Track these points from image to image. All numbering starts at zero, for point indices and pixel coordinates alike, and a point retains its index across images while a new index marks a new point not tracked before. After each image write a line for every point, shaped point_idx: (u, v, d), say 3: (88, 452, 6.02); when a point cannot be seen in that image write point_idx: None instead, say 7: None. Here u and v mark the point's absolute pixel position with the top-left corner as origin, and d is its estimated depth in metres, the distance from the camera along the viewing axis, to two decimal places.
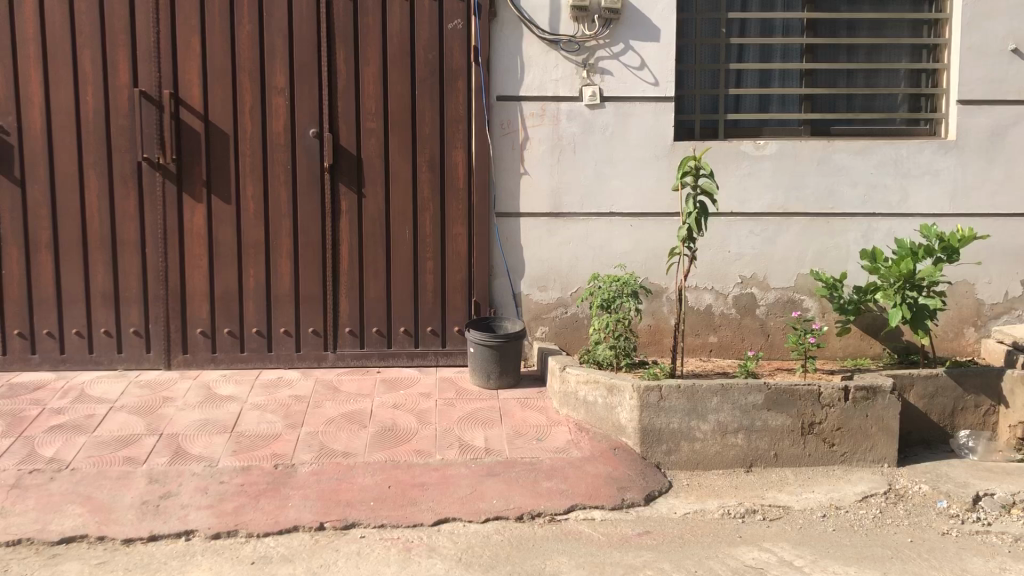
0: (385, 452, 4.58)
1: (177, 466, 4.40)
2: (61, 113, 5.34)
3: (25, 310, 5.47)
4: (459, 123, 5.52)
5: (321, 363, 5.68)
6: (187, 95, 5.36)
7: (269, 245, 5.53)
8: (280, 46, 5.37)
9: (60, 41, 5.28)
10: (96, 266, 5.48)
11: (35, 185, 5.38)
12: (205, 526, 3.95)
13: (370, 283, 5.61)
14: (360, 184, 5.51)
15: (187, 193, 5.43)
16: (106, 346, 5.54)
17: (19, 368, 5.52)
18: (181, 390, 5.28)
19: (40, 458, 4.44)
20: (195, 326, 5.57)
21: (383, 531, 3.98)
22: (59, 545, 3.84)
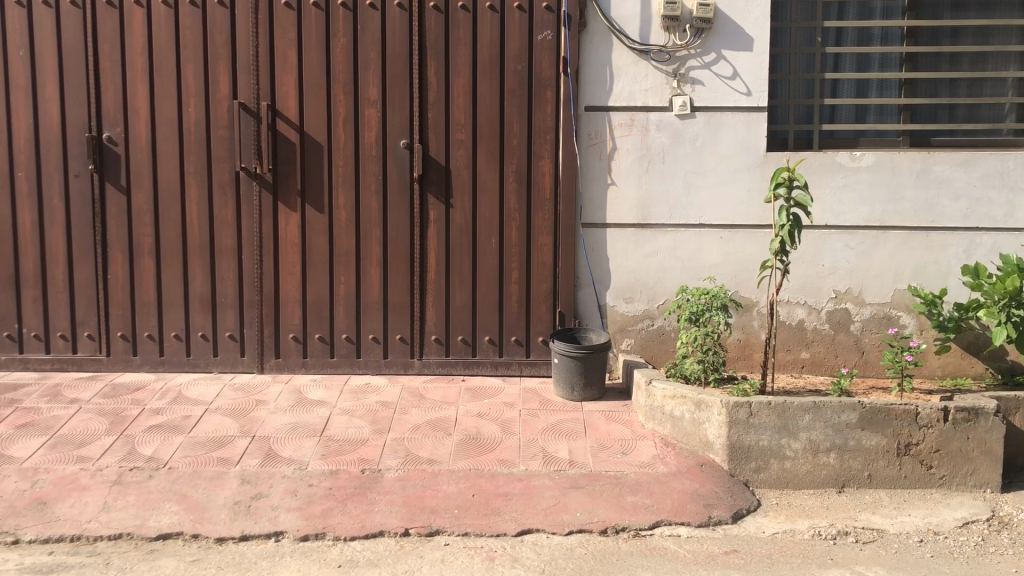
0: (469, 460, 4.61)
1: (268, 468, 4.51)
2: (165, 124, 5.55)
3: (129, 313, 5.70)
4: (548, 132, 5.52)
5: (407, 370, 5.75)
6: (284, 107, 5.52)
7: (360, 253, 5.63)
8: (373, 58, 5.48)
9: (166, 54, 5.49)
10: (195, 272, 5.66)
11: (140, 192, 5.60)
12: (295, 527, 4.03)
13: (456, 291, 5.66)
14: (447, 194, 5.57)
15: (283, 202, 5.58)
16: (204, 349, 5.73)
17: (121, 368, 5.74)
18: (272, 394, 5.41)
19: (140, 456, 4.61)
20: (288, 332, 5.71)
21: (467, 539, 4.00)
22: (156, 542, 3.97)
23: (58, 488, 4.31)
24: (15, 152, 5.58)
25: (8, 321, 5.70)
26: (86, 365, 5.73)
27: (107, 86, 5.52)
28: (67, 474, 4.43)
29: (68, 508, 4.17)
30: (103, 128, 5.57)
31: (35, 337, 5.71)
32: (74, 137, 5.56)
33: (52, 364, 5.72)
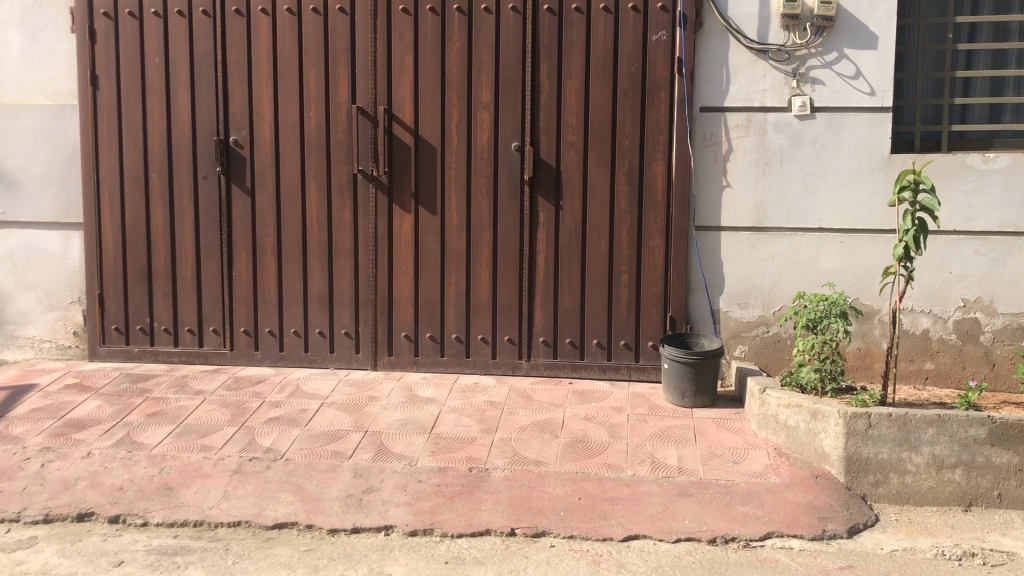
0: (576, 464, 4.59)
1: (379, 463, 4.61)
2: (287, 128, 5.75)
3: (251, 309, 5.92)
4: (661, 133, 5.45)
5: (516, 371, 5.77)
6: (400, 111, 5.64)
7: (471, 255, 5.70)
8: (487, 62, 5.53)
9: (289, 60, 5.69)
10: (313, 271, 5.84)
11: (263, 193, 5.82)
12: (403, 522, 4.12)
13: (565, 293, 5.65)
14: (558, 196, 5.58)
15: (397, 204, 5.71)
16: (320, 345, 5.91)
17: (243, 362, 5.97)
18: (385, 391, 5.53)
19: (259, 447, 4.78)
20: (401, 330, 5.83)
21: (573, 542, 4.00)
22: (273, 530, 4.13)
23: (184, 475, 4.52)
24: (149, 155, 5.88)
25: (141, 315, 6.01)
26: (211, 359, 5.99)
27: (234, 92, 5.76)
28: (192, 461, 4.64)
29: (192, 494, 4.37)
30: (230, 132, 5.81)
31: (165, 331, 6.01)
32: (203, 140, 5.83)
33: (180, 357, 6.01)
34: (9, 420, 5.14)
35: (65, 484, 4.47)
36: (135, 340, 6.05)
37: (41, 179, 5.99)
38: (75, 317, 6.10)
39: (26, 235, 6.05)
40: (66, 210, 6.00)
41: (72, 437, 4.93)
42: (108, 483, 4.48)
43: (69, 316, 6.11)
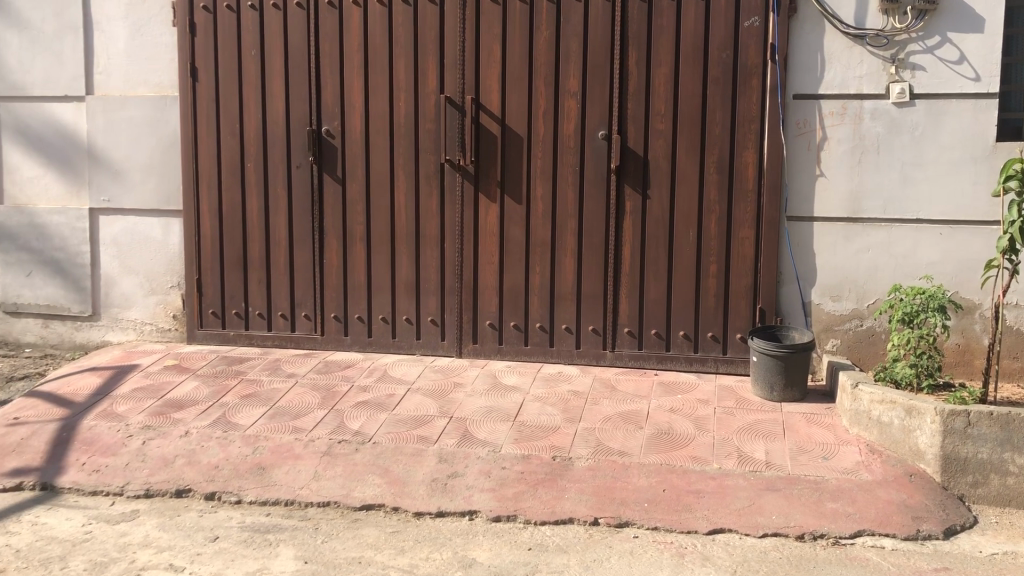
0: (661, 455, 4.54)
1: (464, 449, 4.65)
2: (377, 118, 5.85)
3: (341, 295, 6.05)
4: (753, 121, 5.34)
5: (600, 361, 5.74)
6: (487, 100, 5.67)
7: (556, 244, 5.69)
8: (575, 50, 5.51)
9: (380, 52, 5.79)
10: (401, 259, 5.93)
11: (354, 182, 5.93)
12: (487, 508, 4.21)
13: (651, 284, 5.59)
14: (645, 185, 5.52)
15: (483, 193, 5.74)
16: (407, 332, 5.99)
17: (333, 347, 6.10)
18: (470, 377, 5.58)
19: (348, 430, 4.89)
20: (485, 318, 5.86)
21: (656, 534, 4.02)
22: (361, 511, 4.29)
23: (276, 455, 4.68)
24: (245, 145, 6.05)
25: (237, 300, 6.20)
26: (303, 343, 6.14)
27: (327, 83, 5.89)
28: (284, 442, 4.78)
29: (284, 474, 4.54)
30: (322, 122, 5.94)
31: (259, 316, 6.19)
32: (296, 131, 5.97)
33: (273, 341, 6.18)
34: (113, 399, 5.39)
35: (165, 461, 4.70)
36: (230, 324, 6.24)
37: (144, 169, 6.23)
38: (174, 301, 6.33)
39: (129, 222, 6.31)
40: (166, 199, 6.22)
41: (171, 416, 5.13)
42: (205, 461, 4.68)
43: (168, 300, 6.34)
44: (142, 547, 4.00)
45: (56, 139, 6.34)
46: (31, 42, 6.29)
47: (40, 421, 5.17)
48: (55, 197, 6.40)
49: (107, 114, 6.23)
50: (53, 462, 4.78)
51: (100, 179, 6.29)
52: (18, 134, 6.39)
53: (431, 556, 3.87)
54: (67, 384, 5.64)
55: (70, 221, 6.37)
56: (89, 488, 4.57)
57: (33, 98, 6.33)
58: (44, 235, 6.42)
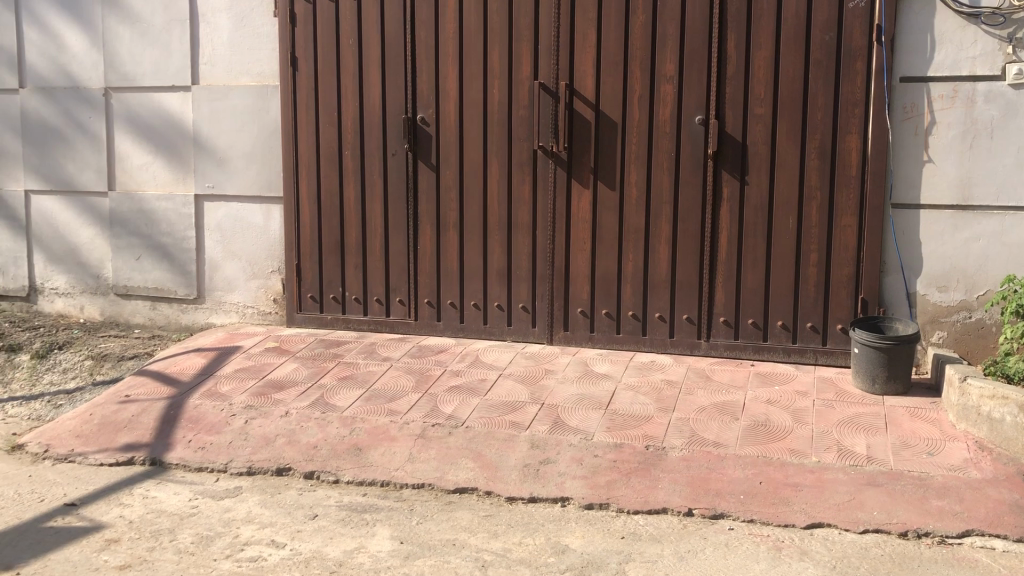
0: (758, 447, 4.43)
1: (556, 435, 4.63)
2: (471, 105, 5.89)
3: (434, 281, 6.12)
4: (857, 105, 5.18)
5: (694, 350, 5.65)
6: (582, 86, 5.64)
7: (650, 232, 5.62)
8: (672, 34, 5.43)
9: (475, 39, 5.81)
10: (493, 244, 5.95)
11: (448, 169, 5.98)
12: (580, 495, 4.23)
13: (748, 273, 5.48)
14: (743, 171, 5.40)
15: (576, 180, 5.71)
16: (499, 318, 6.02)
17: (426, 332, 6.18)
18: (561, 364, 5.56)
19: (442, 414, 4.94)
20: (577, 305, 5.83)
21: (753, 526, 3.98)
22: (454, 494, 4.38)
23: (373, 437, 4.78)
24: (343, 133, 6.17)
25: (334, 284, 6.33)
26: (397, 328, 6.23)
27: (422, 71, 5.95)
28: (380, 424, 4.87)
29: (380, 456, 4.65)
30: (417, 110, 6.00)
31: (355, 301, 6.30)
32: (392, 118, 6.06)
33: (369, 325, 6.29)
34: (217, 379, 5.58)
35: (266, 440, 4.85)
36: (328, 308, 6.38)
37: (246, 156, 6.41)
38: (275, 285, 6.50)
39: (232, 208, 6.50)
40: (267, 185, 6.39)
41: (271, 397, 5.28)
42: (305, 441, 4.81)
43: (269, 284, 6.52)
44: (246, 522, 4.15)
45: (163, 127, 6.58)
46: (141, 35, 6.53)
47: (149, 399, 5.39)
48: (163, 184, 6.64)
49: (211, 103, 6.42)
50: (161, 438, 4.99)
51: (205, 166, 6.50)
52: (129, 123, 6.65)
53: (524, 541, 3.90)
54: (174, 364, 5.87)
55: (177, 207, 6.60)
56: (195, 464, 4.77)
57: (142, 88, 6.58)
58: (152, 221, 6.68)
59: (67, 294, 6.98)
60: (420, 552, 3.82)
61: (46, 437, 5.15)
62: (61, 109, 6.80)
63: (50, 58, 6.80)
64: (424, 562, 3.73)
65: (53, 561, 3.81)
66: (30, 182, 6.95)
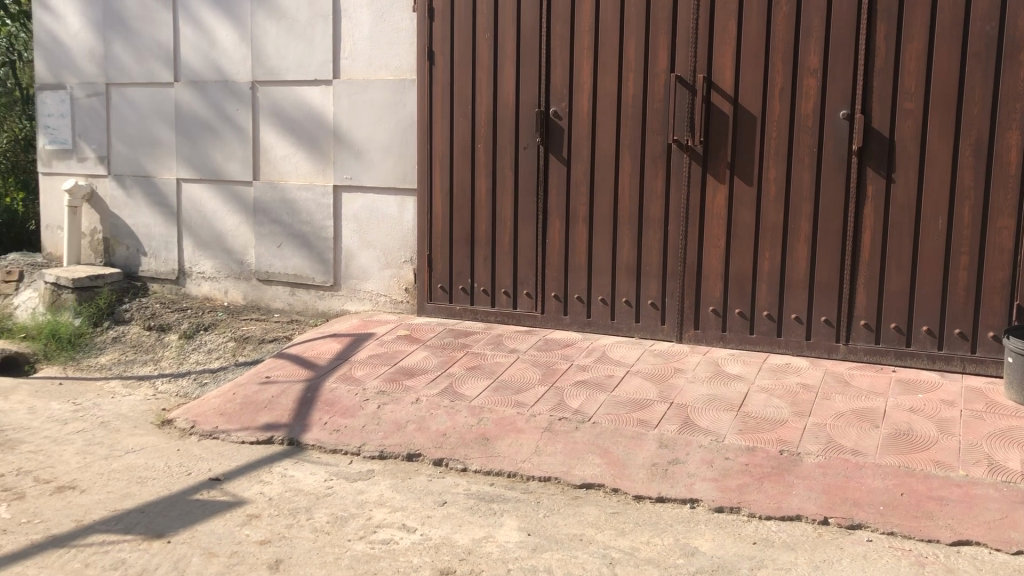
0: (899, 457, 4.24)
1: (686, 435, 4.55)
2: (605, 98, 5.85)
3: (563, 276, 6.10)
4: (1019, 100, 4.88)
5: (831, 354, 5.44)
6: (720, 79, 5.52)
7: (788, 229, 5.45)
8: (817, 26, 5.24)
9: (611, 32, 5.76)
10: (624, 239, 5.89)
11: (580, 163, 5.96)
12: (710, 497, 4.16)
13: (892, 275, 5.24)
14: (890, 168, 5.18)
15: (712, 175, 5.60)
16: (626, 314, 5.94)
17: (553, 326, 6.18)
18: (691, 363, 5.46)
19: (569, 408, 4.92)
20: (709, 304, 5.71)
21: (893, 539, 3.81)
22: (581, 490, 4.37)
23: (500, 428, 4.82)
24: (477, 126, 6.24)
25: (463, 276, 6.41)
26: (524, 320, 6.25)
27: (557, 65, 5.95)
28: (507, 416, 4.90)
29: (506, 447, 4.69)
30: (551, 104, 6.01)
31: (484, 292, 6.37)
32: (526, 112, 6.08)
33: (496, 317, 6.33)
34: (351, 363, 5.75)
35: (397, 426, 4.97)
36: (457, 299, 6.46)
37: (383, 149, 6.56)
38: (407, 275, 6.64)
39: (368, 199, 6.68)
40: (402, 177, 6.53)
41: (403, 383, 5.40)
42: (434, 428, 4.91)
43: (402, 274, 6.66)
44: (378, 505, 4.26)
45: (305, 120, 6.81)
46: (287, 30, 6.78)
47: (287, 381, 5.61)
48: (304, 174, 6.87)
49: (351, 97, 6.61)
50: (299, 419, 5.19)
51: (343, 158, 6.69)
52: (273, 116, 6.93)
53: (652, 541, 3.85)
54: (310, 348, 6.08)
55: (317, 197, 6.83)
56: (330, 446, 4.93)
57: (287, 82, 6.84)
58: (293, 210, 6.93)
59: (213, 278, 7.34)
60: (547, 545, 3.83)
61: (193, 414, 5.43)
62: (211, 102, 7.13)
63: (203, 53, 7.14)
64: (551, 555, 3.74)
65: (200, 532, 4.01)
66: (182, 171, 7.33)
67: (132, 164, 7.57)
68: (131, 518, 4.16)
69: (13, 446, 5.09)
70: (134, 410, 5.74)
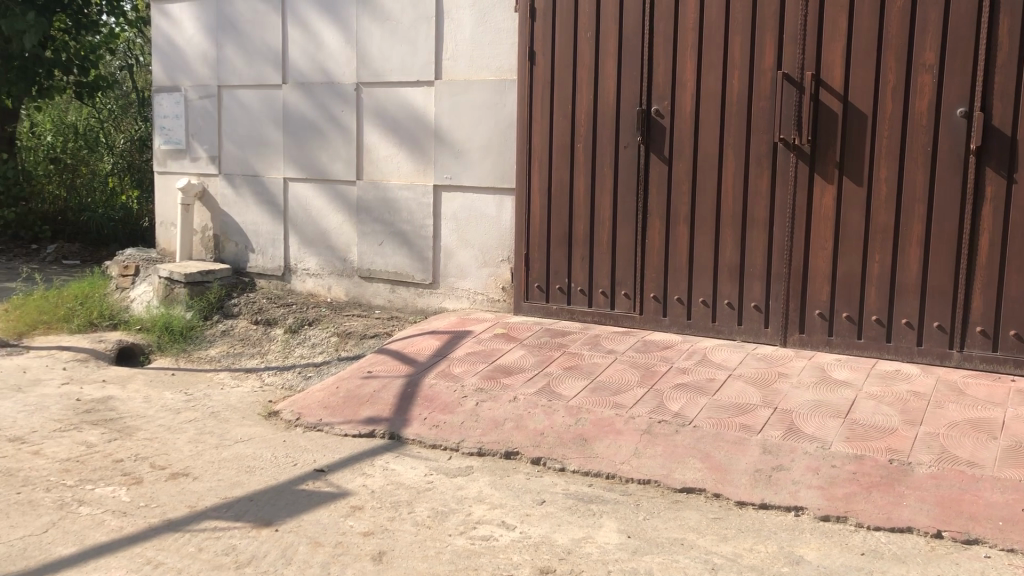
0: (1020, 470, 4.04)
1: (791, 442, 4.45)
2: (708, 97, 5.76)
3: (663, 276, 6.03)
4: None
5: (945, 361, 5.23)
6: (829, 77, 5.37)
7: (899, 231, 5.27)
8: (934, 20, 5.05)
9: (715, 29, 5.68)
10: (726, 240, 5.79)
11: (681, 162, 5.89)
12: (815, 506, 4.07)
13: (1013, 279, 5.01)
14: (1011, 168, 4.95)
15: (819, 175, 5.46)
16: (729, 317, 5.84)
17: (652, 327, 6.11)
18: (796, 368, 5.32)
19: (669, 411, 4.87)
20: (814, 307, 5.56)
21: (1013, 557, 3.64)
22: (682, 494, 4.32)
23: (599, 429, 4.80)
24: (577, 125, 6.23)
25: (561, 275, 6.41)
26: (622, 321, 6.20)
27: (659, 63, 5.90)
28: (606, 416, 4.88)
29: (605, 448, 4.67)
30: (652, 102, 5.96)
31: (582, 292, 6.35)
32: (627, 111, 6.04)
33: (594, 317, 6.30)
34: (450, 360, 5.82)
35: (495, 424, 5.01)
36: (554, 298, 6.46)
37: (483, 149, 6.62)
38: (504, 273, 6.67)
39: (468, 198, 6.74)
40: (501, 177, 6.57)
41: (501, 381, 5.44)
42: (532, 427, 4.92)
43: (499, 272, 6.70)
44: (477, 501, 4.29)
45: (408, 121, 6.93)
46: (391, 32, 6.91)
47: (388, 376, 5.72)
48: (406, 174, 6.98)
49: (453, 97, 6.68)
50: (399, 414, 5.28)
51: (443, 158, 6.78)
52: (377, 117, 7.06)
53: (755, 547, 3.78)
54: (410, 345, 6.18)
55: (417, 196, 6.94)
56: (430, 441, 5.01)
57: (390, 84, 6.96)
58: (395, 209, 7.05)
59: (316, 275, 7.53)
60: (648, 548, 3.80)
61: (298, 406, 5.59)
62: (317, 103, 7.32)
63: (310, 56, 7.33)
64: (652, 558, 3.71)
65: (306, 522, 4.12)
66: (289, 171, 7.55)
67: (242, 164, 7.83)
68: (241, 506, 4.31)
69: (130, 432, 5.33)
70: (243, 401, 5.94)
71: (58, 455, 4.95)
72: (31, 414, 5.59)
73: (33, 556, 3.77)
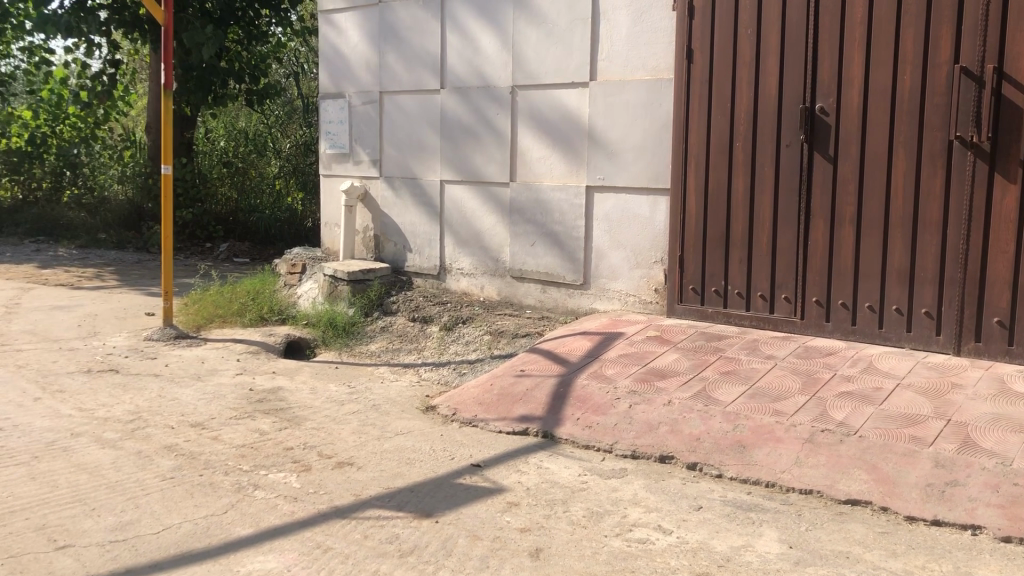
0: None
1: (967, 456, 4.20)
2: (877, 93, 5.53)
3: (825, 279, 5.83)
4: None
5: None
6: (1013, 69, 5.05)
7: None
8: None
9: (886, 22, 5.45)
10: (895, 243, 5.53)
11: (847, 162, 5.67)
12: (996, 526, 3.84)
13: None
14: None
15: (999, 174, 5.14)
16: (897, 323, 5.58)
17: (813, 333, 5.91)
18: (971, 378, 5.03)
19: (832, 420, 4.70)
20: (993, 314, 5.24)
21: None
22: (846, 505, 4.17)
23: (757, 435, 4.70)
24: (736, 125, 6.12)
25: (717, 278, 6.29)
26: (781, 326, 6.03)
27: (824, 58, 5.71)
28: (765, 423, 4.76)
29: (764, 456, 4.57)
30: (816, 100, 5.77)
31: (739, 295, 6.21)
32: (789, 109, 5.88)
33: (751, 321, 6.16)
34: (603, 361, 5.83)
35: (649, 427, 4.98)
36: (709, 301, 6.35)
37: (636, 149, 6.57)
38: (657, 275, 6.61)
39: (621, 199, 6.71)
40: (655, 177, 6.50)
41: (654, 384, 5.40)
42: (688, 432, 4.87)
43: (652, 274, 6.64)
44: (633, 504, 4.29)
45: (561, 122, 6.97)
46: (546, 35, 6.98)
47: (541, 375, 5.78)
48: (559, 175, 7.04)
49: (607, 98, 6.68)
50: (553, 414, 5.33)
51: (597, 159, 6.78)
52: (531, 119, 7.15)
53: (927, 566, 3.60)
54: (562, 344, 6.23)
55: (570, 198, 6.97)
56: (583, 442, 5.04)
57: (544, 86, 7.04)
58: (548, 210, 7.11)
59: (471, 274, 7.70)
60: (811, 560, 3.68)
61: (454, 402, 5.75)
62: (474, 107, 7.49)
63: (467, 60, 7.51)
64: (816, 570, 3.59)
65: (465, 515, 4.23)
66: (447, 173, 7.75)
67: (402, 166, 8.10)
68: (402, 496, 4.46)
69: (298, 422, 5.62)
70: (401, 395, 6.15)
71: (234, 440, 5.28)
72: (209, 401, 5.98)
73: (216, 535, 4.04)
